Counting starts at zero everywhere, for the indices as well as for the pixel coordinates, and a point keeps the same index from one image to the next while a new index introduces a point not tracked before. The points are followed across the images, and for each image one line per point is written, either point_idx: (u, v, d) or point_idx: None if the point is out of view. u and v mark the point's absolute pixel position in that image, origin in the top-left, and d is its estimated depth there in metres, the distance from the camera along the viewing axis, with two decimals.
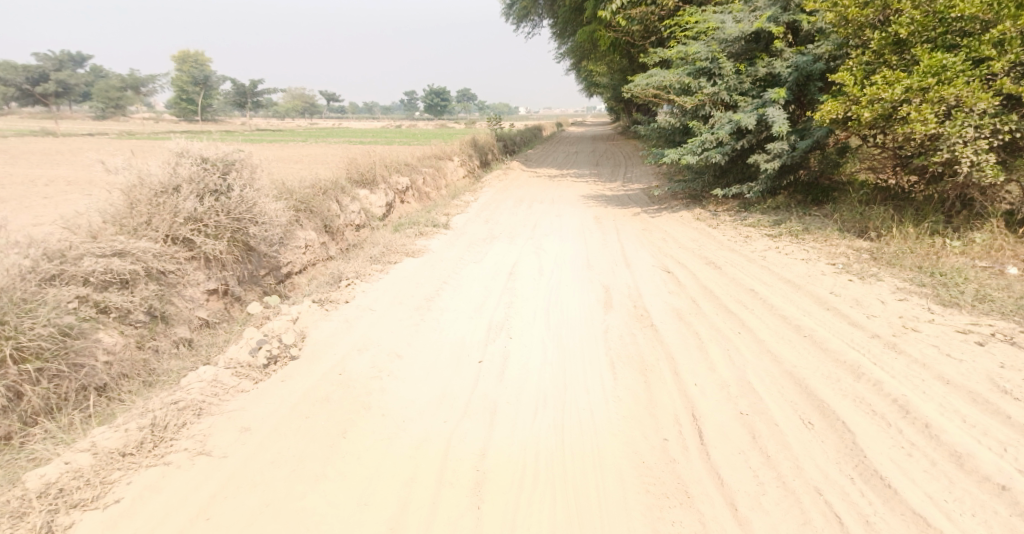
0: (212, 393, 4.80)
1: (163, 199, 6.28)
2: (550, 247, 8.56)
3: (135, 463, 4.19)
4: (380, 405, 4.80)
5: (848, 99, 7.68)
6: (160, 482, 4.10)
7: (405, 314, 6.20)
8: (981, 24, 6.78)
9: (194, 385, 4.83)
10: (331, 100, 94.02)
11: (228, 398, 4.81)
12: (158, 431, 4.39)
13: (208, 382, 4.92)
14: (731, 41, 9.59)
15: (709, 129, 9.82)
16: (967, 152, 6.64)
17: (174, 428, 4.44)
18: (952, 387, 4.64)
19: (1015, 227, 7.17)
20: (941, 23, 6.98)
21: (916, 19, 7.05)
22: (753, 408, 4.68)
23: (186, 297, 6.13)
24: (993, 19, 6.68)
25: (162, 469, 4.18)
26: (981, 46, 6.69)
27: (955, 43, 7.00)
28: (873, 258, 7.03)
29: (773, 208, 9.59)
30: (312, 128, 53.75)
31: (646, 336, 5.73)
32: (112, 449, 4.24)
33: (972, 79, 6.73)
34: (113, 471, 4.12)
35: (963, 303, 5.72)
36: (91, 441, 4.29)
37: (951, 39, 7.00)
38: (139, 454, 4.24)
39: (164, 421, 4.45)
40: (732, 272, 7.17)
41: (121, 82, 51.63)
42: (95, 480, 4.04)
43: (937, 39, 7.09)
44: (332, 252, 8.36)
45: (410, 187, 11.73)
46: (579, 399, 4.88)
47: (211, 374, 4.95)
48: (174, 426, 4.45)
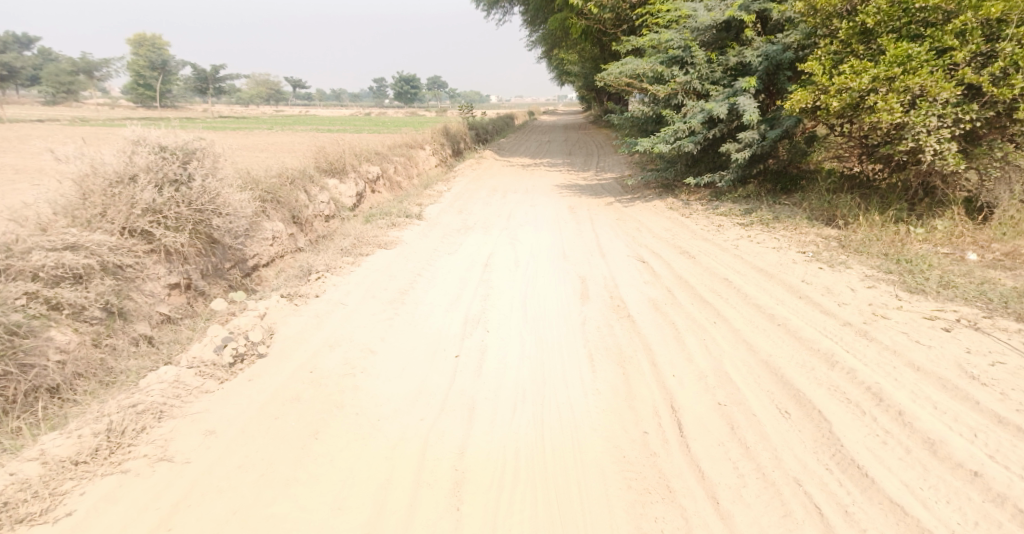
0: (174, 394, 4.59)
1: (118, 190, 6.03)
2: (526, 238, 8.46)
3: (90, 471, 3.99)
4: (354, 403, 4.65)
5: (817, 89, 7.69)
6: (117, 492, 3.91)
7: (378, 308, 6.04)
8: (944, 14, 6.83)
9: (154, 386, 4.62)
10: (297, 87, 92.24)
11: (192, 399, 4.61)
12: (115, 437, 4.18)
13: (169, 383, 4.71)
14: (702, 29, 9.55)
15: (681, 118, 9.80)
16: (931, 141, 6.71)
17: (132, 434, 4.23)
18: (923, 374, 4.68)
19: (976, 213, 7.29)
20: (905, 13, 7.01)
21: (882, 9, 7.09)
22: (731, 398, 4.66)
23: (146, 292, 5.87)
24: (955, 10, 6.73)
25: (118, 477, 3.99)
26: (944, 36, 6.72)
27: (919, 33, 7.05)
28: (842, 246, 7.08)
29: (743, 197, 9.61)
30: (277, 115, 52.69)
31: (623, 327, 5.68)
32: (64, 457, 4.03)
33: (935, 69, 6.77)
34: (64, 481, 3.91)
35: (929, 289, 5.79)
36: (41, 448, 4.07)
37: (915, 28, 7.04)
38: (93, 462, 4.04)
39: (122, 425, 4.23)
40: (706, 261, 7.15)
41: (75, 67, 49.78)
42: (44, 492, 3.83)
43: (902, 28, 7.13)
44: (300, 243, 8.13)
45: (380, 176, 11.51)
46: (559, 393, 4.81)
47: (172, 374, 4.74)
48: (132, 430, 4.25)
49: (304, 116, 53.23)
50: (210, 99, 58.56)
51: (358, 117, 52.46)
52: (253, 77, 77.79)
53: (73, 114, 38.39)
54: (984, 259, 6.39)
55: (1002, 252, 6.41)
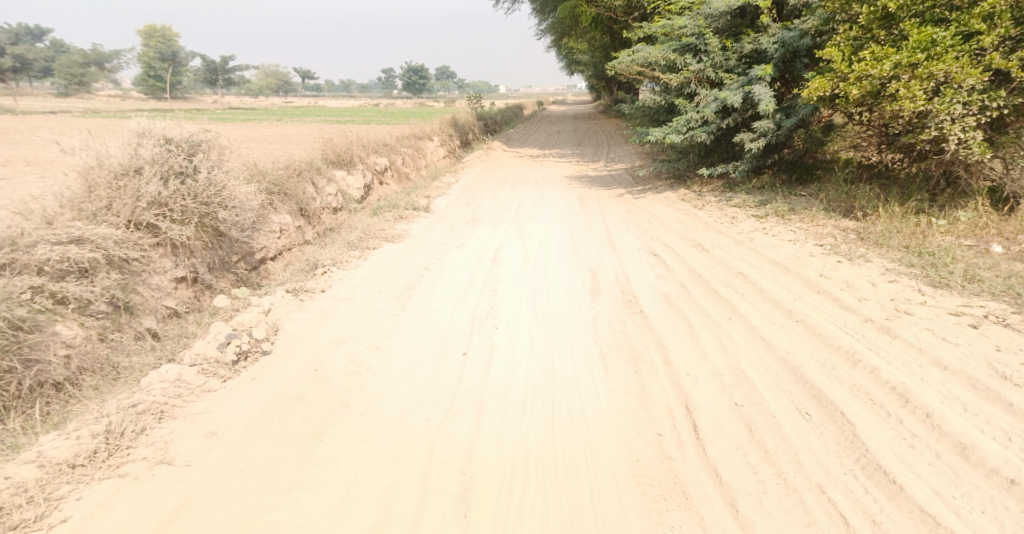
0: (175, 394, 4.51)
1: (123, 183, 5.93)
2: (535, 230, 8.33)
3: (87, 475, 3.91)
4: (359, 403, 4.54)
5: (836, 76, 7.45)
6: (114, 497, 3.82)
7: (385, 303, 5.93)
8: None
9: (155, 385, 4.53)
10: (306, 79, 92.29)
11: (193, 399, 4.52)
12: (114, 439, 4.09)
13: (171, 382, 4.62)
14: (717, 16, 9.26)
15: (694, 107, 9.58)
16: (955, 130, 6.47)
17: (131, 435, 4.14)
18: (950, 373, 4.50)
19: (1000, 204, 7.05)
20: None
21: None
22: (749, 398, 4.52)
23: (153, 286, 5.79)
24: None
25: (116, 481, 3.90)
26: (970, 20, 6.48)
27: (943, 17, 6.80)
28: (860, 238, 6.88)
29: (758, 188, 9.40)
30: (286, 107, 52.77)
31: (635, 324, 5.53)
32: (61, 460, 3.95)
33: (961, 54, 6.53)
34: (61, 486, 3.84)
35: (953, 284, 5.60)
36: (38, 451, 3.98)
37: (939, 12, 6.80)
38: (91, 465, 3.95)
39: (121, 427, 4.15)
40: (720, 254, 6.97)
41: (86, 59, 49.93)
42: (39, 497, 3.75)
43: (925, 13, 6.89)
44: (309, 236, 8.02)
45: (389, 167, 11.38)
46: (570, 393, 4.68)
47: (174, 373, 4.64)
48: (132, 432, 4.16)
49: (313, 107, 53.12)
50: (219, 90, 58.65)
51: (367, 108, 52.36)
52: (262, 68, 77.77)
53: (84, 105, 38.49)
54: (1009, 251, 6.18)
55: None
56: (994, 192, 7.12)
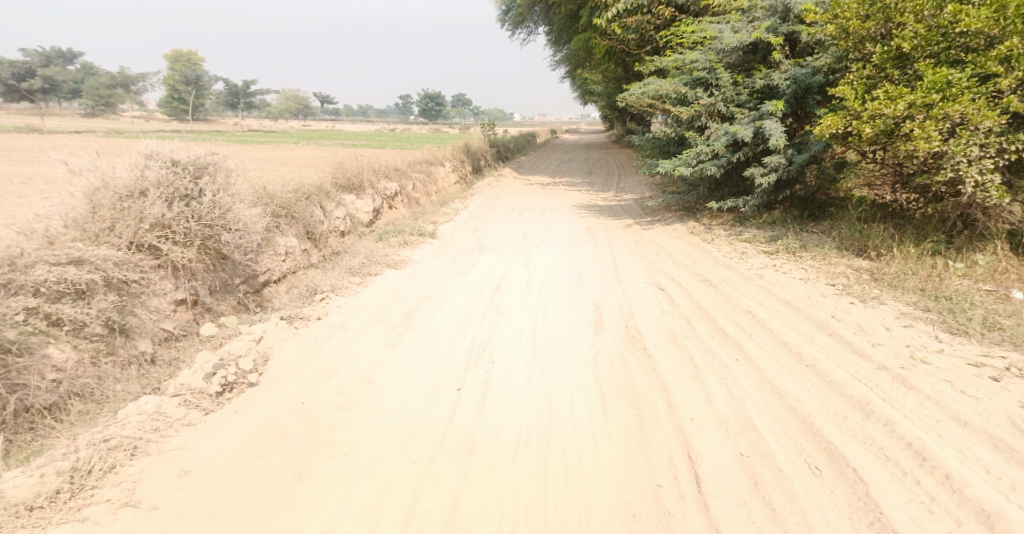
0: (152, 428, 4.37)
1: (128, 204, 5.84)
2: (540, 260, 8.19)
3: (44, 519, 3.76)
4: (344, 441, 4.38)
5: (849, 114, 7.32)
6: None
7: (381, 333, 5.79)
8: (987, 39, 6.49)
9: (131, 418, 4.39)
10: (325, 103, 93.77)
11: (170, 434, 4.38)
12: (79, 478, 3.95)
13: (149, 414, 4.48)
14: (729, 51, 9.27)
15: (705, 141, 9.46)
16: (972, 172, 6.31)
17: (98, 474, 4.00)
18: (971, 430, 4.29)
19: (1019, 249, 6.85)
20: (944, 38, 6.67)
21: (920, 33, 6.74)
22: (754, 448, 4.30)
23: (151, 308, 5.67)
24: (999, 35, 6.39)
25: (75, 526, 3.74)
26: (987, 62, 6.35)
27: (959, 59, 6.69)
28: (874, 279, 6.68)
29: (769, 223, 9.24)
30: (303, 131, 53.48)
31: (638, 362, 5.33)
32: (20, 501, 3.80)
33: (978, 96, 6.40)
34: (15, 530, 3.69)
35: (972, 331, 5.38)
36: None
37: (955, 54, 6.69)
38: (50, 508, 3.81)
39: (88, 465, 4.01)
40: (728, 291, 6.79)
41: (112, 80, 50.94)
42: None
43: (940, 54, 6.77)
44: (314, 259, 7.91)
45: (399, 192, 11.32)
46: (565, 437, 4.49)
47: (153, 405, 4.51)
48: (99, 470, 4.02)
49: (331, 131, 53.92)
50: (239, 113, 59.62)
51: (385, 132, 52.76)
52: (282, 91, 79.00)
53: (109, 125, 39.09)
54: None
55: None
56: (1014, 236, 6.89)
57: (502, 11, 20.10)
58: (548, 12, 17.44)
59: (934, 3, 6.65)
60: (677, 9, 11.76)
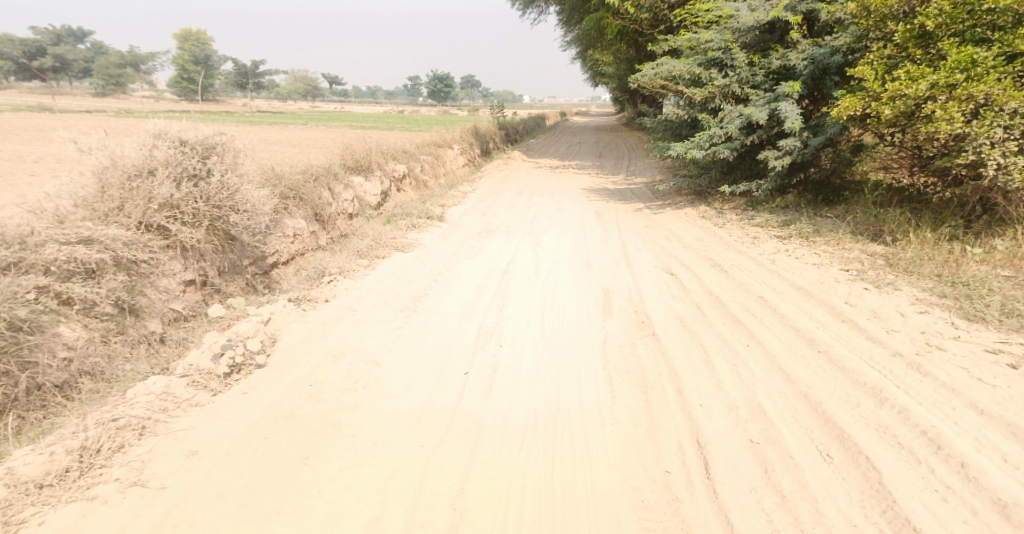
0: (160, 408, 4.38)
1: (136, 183, 5.81)
2: (549, 243, 8.14)
3: (54, 497, 3.78)
4: (351, 423, 4.38)
5: (868, 95, 7.16)
6: (80, 522, 3.68)
7: (389, 316, 5.76)
8: (1015, 17, 6.35)
9: (139, 398, 4.40)
10: (334, 84, 93.46)
11: (178, 414, 4.39)
12: (88, 457, 3.97)
13: (157, 394, 4.49)
14: (745, 31, 9.07)
15: (718, 123, 9.32)
16: (995, 154, 6.18)
17: (107, 454, 4.02)
18: (987, 418, 4.24)
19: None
20: (970, 16, 6.49)
21: (945, 10, 6.57)
22: (765, 435, 4.26)
23: (160, 288, 5.67)
24: None
25: (84, 505, 3.76)
26: (1015, 41, 6.20)
27: (985, 37, 6.55)
28: (889, 264, 6.57)
29: (782, 207, 9.11)
30: (312, 112, 53.38)
31: (647, 347, 5.29)
32: (30, 479, 3.82)
33: (1004, 76, 6.24)
34: (25, 508, 3.71)
35: (990, 318, 5.29)
36: (9, 467, 3.87)
37: (981, 32, 6.54)
38: (59, 486, 3.83)
39: (97, 444, 4.02)
40: (739, 276, 6.71)
41: (122, 61, 50.89)
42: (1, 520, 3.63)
43: (966, 32, 6.62)
44: (322, 241, 7.88)
45: (408, 175, 11.26)
46: (573, 422, 4.46)
47: (161, 386, 4.52)
48: (108, 449, 4.04)
49: (340, 113, 53.80)
50: (249, 94, 59.53)
51: (395, 115, 52.56)
52: (290, 72, 78.70)
53: (119, 105, 39.16)
54: None
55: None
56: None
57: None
58: None
59: None
60: None
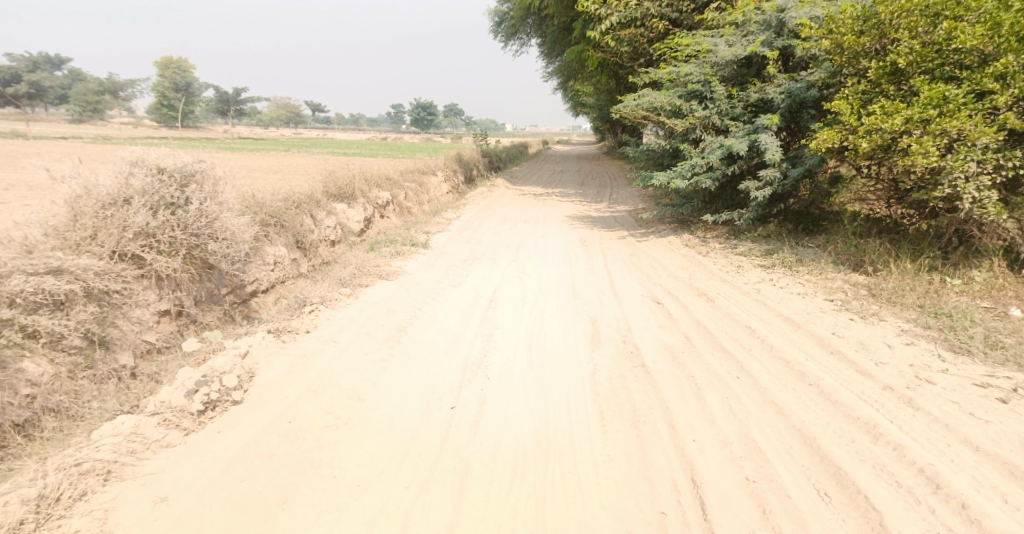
0: (128, 450, 4.17)
1: (110, 212, 5.64)
2: (535, 271, 8.05)
3: None
4: (331, 463, 4.21)
5: (845, 129, 7.24)
6: None
7: (372, 347, 5.60)
8: (980, 56, 6.43)
9: (105, 440, 4.19)
10: (316, 112, 93.66)
11: (147, 457, 4.19)
12: (46, 507, 3.76)
13: (125, 435, 4.28)
14: (723, 64, 9.20)
15: (700, 153, 9.36)
16: (969, 188, 6.24)
17: (67, 502, 3.81)
18: (983, 455, 4.22)
19: (1016, 265, 6.75)
20: (939, 54, 6.62)
21: (915, 49, 6.70)
22: (760, 473, 4.21)
23: (133, 319, 5.47)
24: (993, 52, 6.32)
25: None
26: (983, 79, 6.28)
27: (953, 75, 6.62)
28: (872, 294, 6.57)
29: (764, 237, 9.14)
30: (294, 139, 53.31)
31: (637, 379, 5.19)
32: None
33: (975, 112, 6.34)
34: None
35: (975, 350, 5.27)
36: None
37: (950, 70, 6.62)
38: None
39: (56, 492, 3.82)
40: (725, 305, 6.67)
41: (100, 87, 50.51)
42: None
43: (935, 70, 6.70)
44: (303, 269, 7.71)
45: (391, 202, 11.14)
46: (564, 461, 4.35)
47: (129, 426, 4.31)
48: (68, 498, 3.83)
49: (322, 140, 53.80)
50: (229, 120, 59.34)
51: (377, 142, 52.65)
52: (272, 99, 78.64)
53: (96, 131, 38.74)
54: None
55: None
56: (1009, 252, 6.77)
57: (494, 23, 20.09)
58: (541, 23, 17.40)
59: (927, 19, 6.66)
60: (671, 22, 11.71)
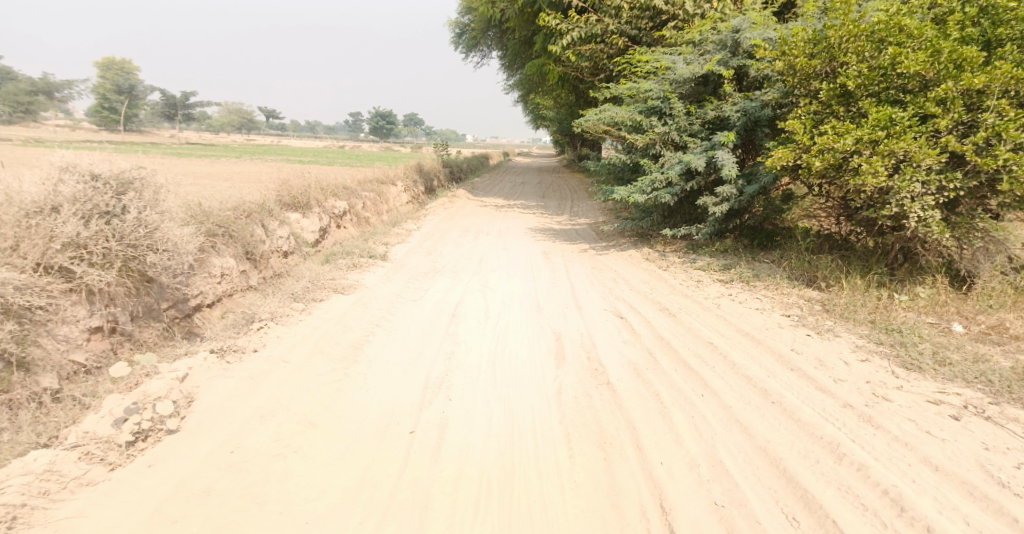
0: (39, 491, 3.81)
1: (35, 221, 5.22)
2: (497, 285, 7.83)
3: None
4: (277, 498, 3.92)
5: (798, 147, 7.27)
6: None
7: (325, 367, 5.29)
8: (923, 81, 6.53)
9: (14, 481, 3.83)
10: (271, 119, 91.83)
11: (63, 498, 3.83)
12: None
13: (38, 473, 3.92)
14: (681, 82, 9.21)
15: (659, 168, 9.33)
16: (915, 208, 6.31)
17: None
18: (943, 475, 4.18)
19: (957, 282, 7.02)
20: (884, 78, 6.72)
21: (863, 72, 6.80)
22: (729, 497, 4.09)
23: (59, 338, 5.05)
24: (935, 78, 6.43)
25: None
26: (926, 103, 6.36)
27: (898, 99, 6.72)
28: (826, 310, 6.58)
29: (720, 251, 9.14)
30: (245, 146, 51.97)
31: (603, 399, 5.02)
32: None
33: (919, 135, 6.41)
34: None
35: (926, 367, 5.28)
36: None
37: (894, 94, 6.72)
38: None
39: None
40: (687, 320, 6.58)
41: (36, 89, 48.29)
42: None
43: (881, 93, 6.80)
44: (253, 281, 7.32)
45: (348, 211, 10.80)
46: (529, 488, 4.15)
47: (43, 463, 3.94)
48: None
49: (275, 147, 52.62)
50: (177, 125, 57.48)
51: (333, 151, 51.78)
52: (225, 105, 76.75)
53: (30, 133, 36.90)
54: (969, 331, 5.99)
55: (987, 324, 6.01)
56: (950, 268, 7.13)
57: (454, 34, 19.99)
58: (502, 37, 17.32)
59: (873, 45, 6.78)
60: (630, 40, 11.69)
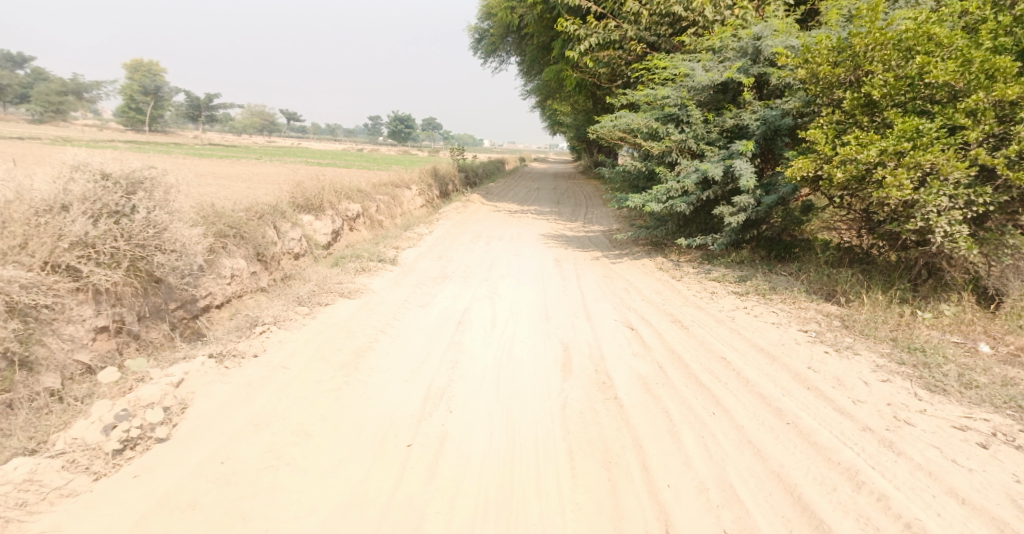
0: (18, 502, 3.72)
1: (45, 220, 5.15)
2: (506, 292, 7.69)
3: None
4: (264, 514, 3.80)
5: (820, 157, 7.04)
6: None
7: (324, 375, 5.16)
8: (951, 92, 6.29)
9: None
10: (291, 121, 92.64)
11: (40, 510, 3.74)
12: None
13: (19, 483, 3.83)
14: (700, 89, 9.01)
15: (675, 177, 9.12)
16: (942, 223, 6.06)
17: None
18: (971, 509, 3.96)
19: (983, 300, 6.70)
20: (911, 88, 6.48)
21: (888, 81, 6.56)
22: (739, 524, 3.90)
23: (64, 337, 4.99)
24: (965, 88, 6.19)
25: None
26: (954, 114, 6.13)
27: (925, 110, 6.48)
28: (845, 325, 6.34)
29: (737, 262, 8.92)
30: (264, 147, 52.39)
31: (610, 415, 4.84)
32: None
33: (947, 147, 6.17)
34: None
35: (951, 389, 5.04)
36: None
37: (921, 104, 6.49)
38: None
39: None
40: (699, 333, 6.38)
41: (64, 88, 49.15)
42: None
43: (907, 103, 6.56)
44: (263, 283, 7.24)
45: (361, 214, 10.72)
46: (528, 509, 3.99)
47: (24, 472, 3.86)
48: None
49: (294, 149, 52.98)
50: (199, 126, 58.09)
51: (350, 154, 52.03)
52: (246, 107, 77.56)
53: (55, 131, 37.42)
54: (997, 352, 5.74)
55: (1016, 345, 5.76)
56: (976, 284, 6.75)
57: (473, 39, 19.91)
58: (521, 42, 17.21)
59: (900, 53, 6.54)
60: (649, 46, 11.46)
